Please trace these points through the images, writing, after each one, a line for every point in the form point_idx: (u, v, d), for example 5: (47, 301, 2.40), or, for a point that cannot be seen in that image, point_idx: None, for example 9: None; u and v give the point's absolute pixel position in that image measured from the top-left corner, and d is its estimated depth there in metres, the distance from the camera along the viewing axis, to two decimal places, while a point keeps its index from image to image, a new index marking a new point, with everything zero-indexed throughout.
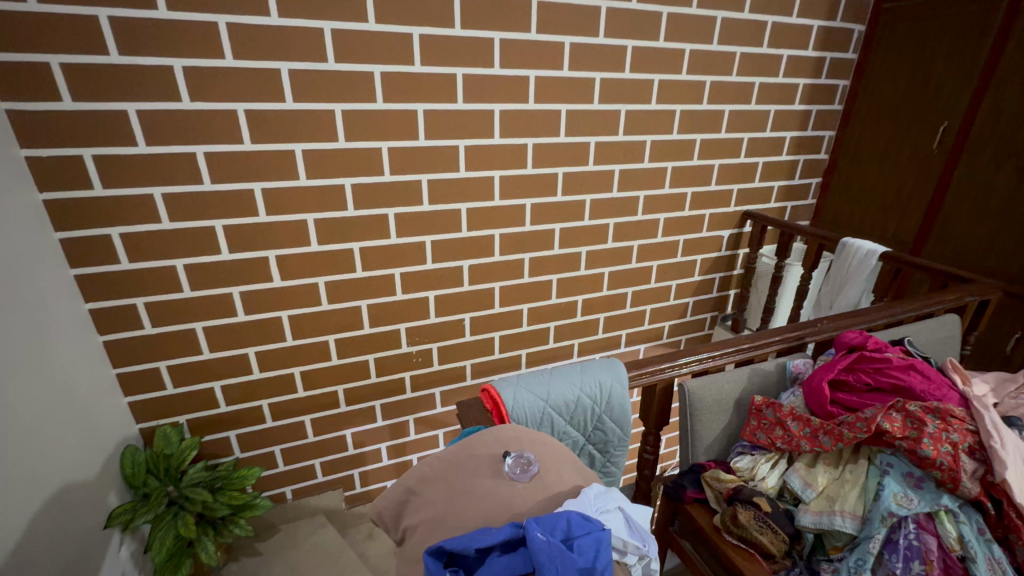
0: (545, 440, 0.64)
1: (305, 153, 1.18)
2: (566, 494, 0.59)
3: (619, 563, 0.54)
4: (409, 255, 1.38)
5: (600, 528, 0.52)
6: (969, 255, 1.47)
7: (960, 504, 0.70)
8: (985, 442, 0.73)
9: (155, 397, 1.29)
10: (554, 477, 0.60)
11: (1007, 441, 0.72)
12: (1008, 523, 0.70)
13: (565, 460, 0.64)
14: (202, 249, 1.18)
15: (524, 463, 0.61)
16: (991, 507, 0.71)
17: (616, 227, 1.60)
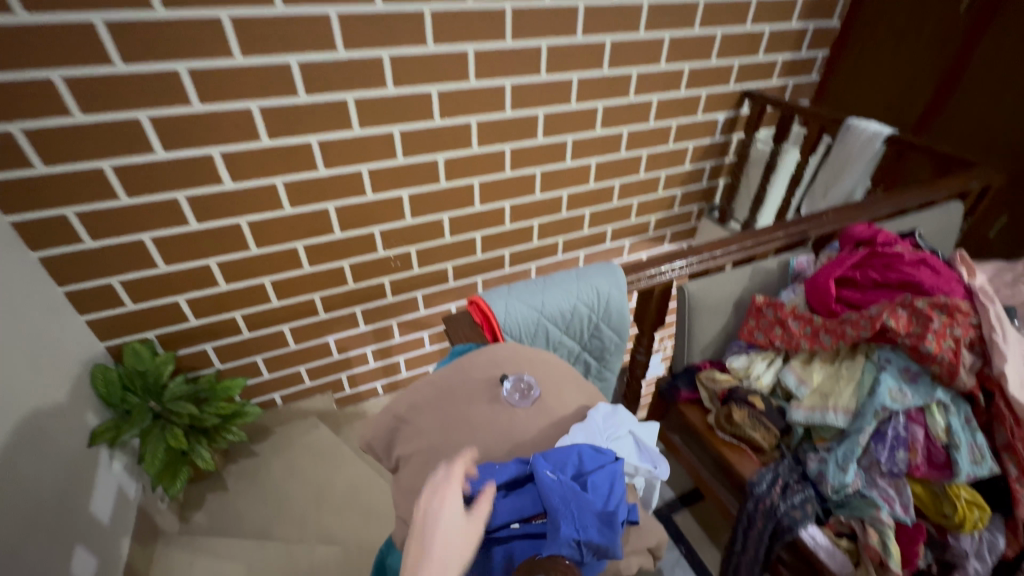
0: (544, 361, 0.63)
1: (236, 21, 0.97)
2: (570, 420, 0.59)
3: (630, 485, 0.57)
4: (376, 148, 1.22)
5: (612, 460, 0.53)
6: (976, 134, 1.39)
7: (953, 397, 0.72)
8: (986, 335, 0.74)
9: (114, 314, 1.20)
10: (556, 402, 0.60)
11: (1009, 333, 0.74)
12: (995, 411, 0.75)
13: (568, 379, 0.63)
14: (131, 147, 1.01)
15: (526, 391, 0.59)
16: (983, 399, 0.76)
17: (605, 111, 1.44)
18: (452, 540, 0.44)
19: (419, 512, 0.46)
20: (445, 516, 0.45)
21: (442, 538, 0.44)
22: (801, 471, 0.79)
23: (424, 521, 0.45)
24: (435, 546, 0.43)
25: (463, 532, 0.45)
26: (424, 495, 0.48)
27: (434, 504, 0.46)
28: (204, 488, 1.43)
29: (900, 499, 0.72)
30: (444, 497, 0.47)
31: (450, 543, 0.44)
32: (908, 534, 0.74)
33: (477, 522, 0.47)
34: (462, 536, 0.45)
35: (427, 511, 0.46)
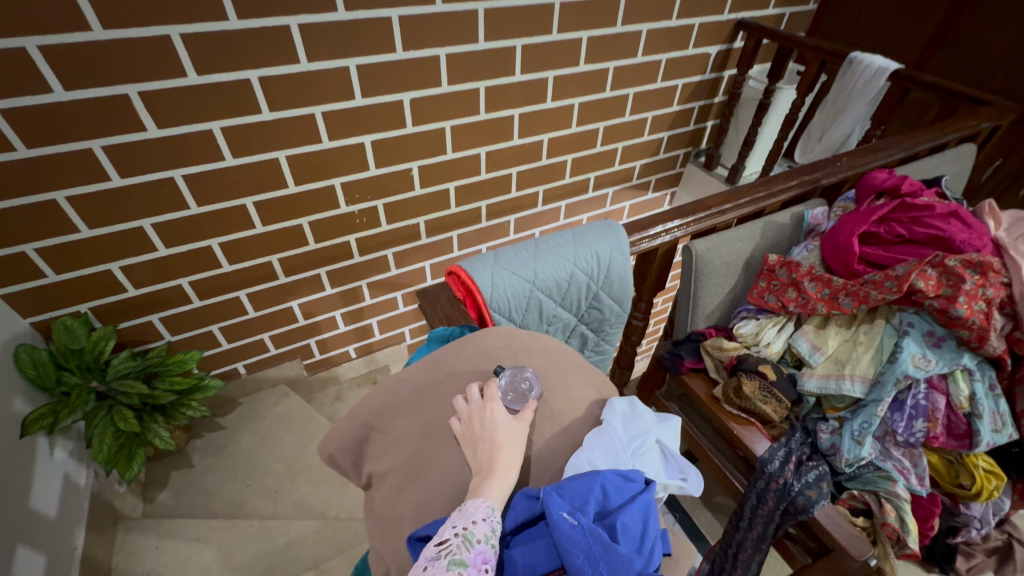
0: (543, 349, 0.59)
1: None
2: (578, 427, 0.56)
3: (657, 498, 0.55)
4: (330, 86, 1.04)
5: (637, 491, 0.49)
6: (981, 69, 1.31)
7: (977, 362, 0.70)
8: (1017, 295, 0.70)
9: (35, 288, 1.03)
10: (562, 402, 0.56)
11: None
12: (1018, 376, 0.72)
13: (573, 370, 0.59)
14: (18, 86, 0.81)
15: (524, 393, 0.55)
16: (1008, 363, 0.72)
17: (590, 43, 1.28)
18: (511, 436, 0.50)
19: (473, 416, 0.51)
20: (501, 418, 0.50)
21: (504, 436, 0.49)
22: (812, 444, 0.77)
23: (480, 430, 0.50)
24: (498, 443, 0.49)
25: (521, 424, 0.51)
26: (470, 400, 0.52)
27: (485, 412, 0.50)
28: (168, 466, 1.34)
29: (914, 470, 0.73)
30: (493, 407, 0.50)
31: (512, 437, 0.50)
32: (924, 506, 0.76)
33: (530, 412, 0.52)
34: (518, 432, 0.51)
35: (481, 415, 0.50)
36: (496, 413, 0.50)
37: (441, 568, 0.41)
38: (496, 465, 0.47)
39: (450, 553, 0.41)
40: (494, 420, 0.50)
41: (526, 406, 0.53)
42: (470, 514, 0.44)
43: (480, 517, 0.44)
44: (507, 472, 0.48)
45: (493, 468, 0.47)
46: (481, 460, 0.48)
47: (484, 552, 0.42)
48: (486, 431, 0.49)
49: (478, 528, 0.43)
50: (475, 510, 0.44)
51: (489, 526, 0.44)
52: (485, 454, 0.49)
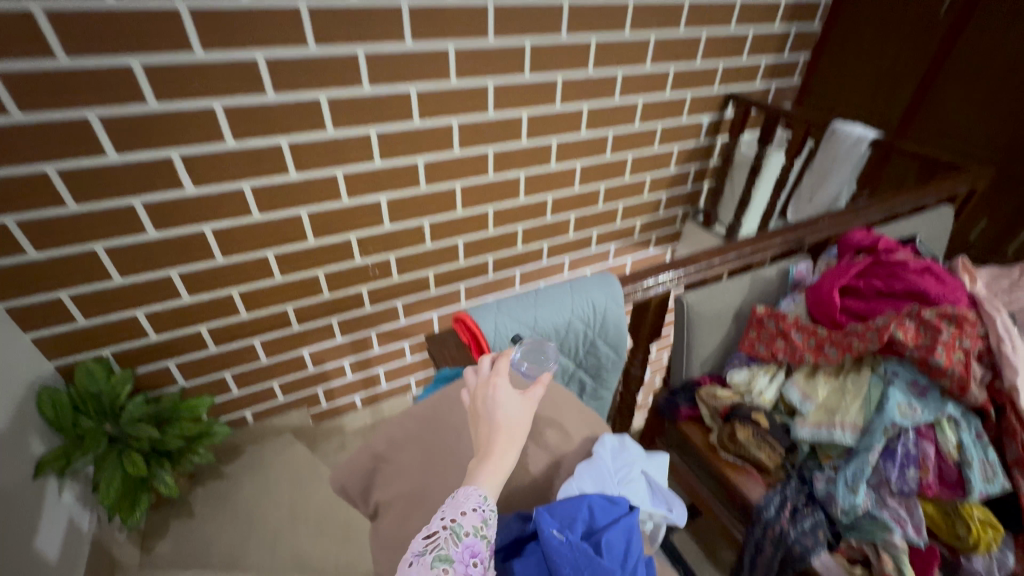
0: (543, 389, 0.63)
1: (194, 12, 0.89)
2: (576, 458, 0.59)
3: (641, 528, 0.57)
4: (352, 150, 1.15)
5: (624, 512, 0.51)
6: (957, 136, 1.39)
7: (963, 412, 0.72)
8: (994, 346, 0.74)
9: (64, 332, 1.09)
10: (559, 438, 0.60)
11: (1017, 342, 0.74)
12: (1004, 426, 0.74)
13: (569, 408, 0.63)
14: (78, 150, 0.92)
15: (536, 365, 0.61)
16: (993, 413, 0.75)
17: (590, 113, 1.40)
18: (513, 415, 0.51)
19: (479, 397, 0.53)
20: (505, 403, 0.51)
21: (505, 420, 0.50)
22: (808, 492, 0.77)
23: (482, 408, 0.52)
24: (498, 422, 0.50)
25: (525, 411, 0.52)
26: (480, 381, 0.54)
27: (488, 390, 0.52)
28: (168, 514, 1.33)
29: (912, 520, 0.71)
30: (495, 386, 0.52)
31: (514, 424, 0.50)
32: (921, 557, 0.70)
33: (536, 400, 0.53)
34: (522, 411, 0.52)
35: (486, 397, 0.52)
36: (500, 397, 0.52)
37: (427, 563, 0.43)
38: (493, 447, 0.49)
39: (436, 549, 0.44)
40: (497, 404, 0.51)
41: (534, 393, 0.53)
42: (462, 503, 0.46)
43: (471, 507, 0.45)
44: (502, 461, 0.49)
45: (489, 447, 0.49)
46: (482, 439, 0.50)
47: (472, 546, 0.44)
48: (488, 415, 0.51)
49: (467, 522, 0.45)
50: (467, 499, 0.46)
51: (480, 517, 0.45)
52: (485, 439, 0.50)
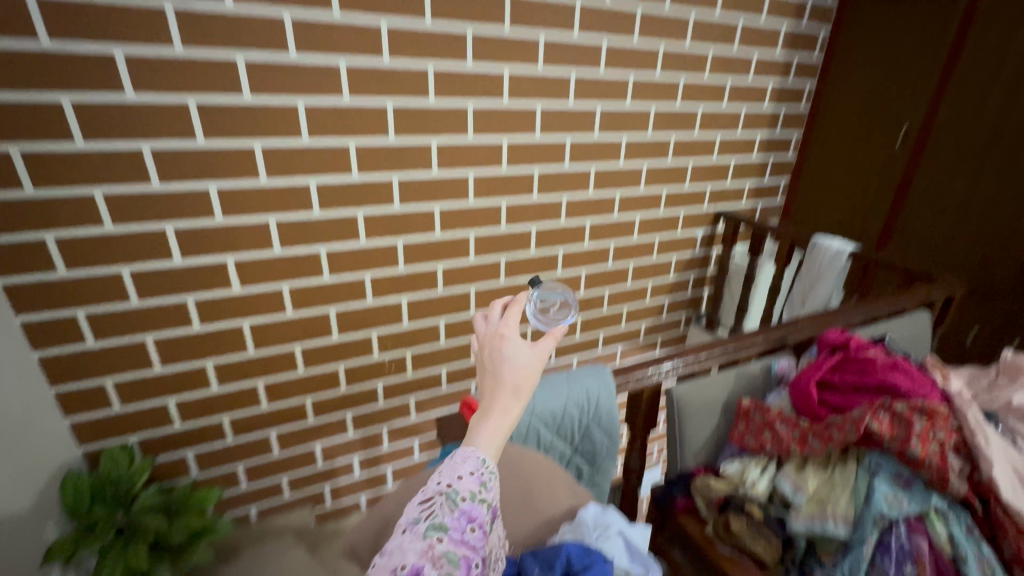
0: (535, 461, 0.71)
1: (266, 150, 1.11)
2: (560, 519, 0.67)
3: None
4: (380, 257, 1.32)
5: (601, 559, 0.56)
6: (933, 249, 1.52)
7: (949, 504, 0.75)
8: (969, 439, 0.79)
9: (98, 418, 1.16)
10: (547, 500, 0.68)
11: (988, 437, 0.79)
12: (994, 519, 0.77)
13: (558, 478, 0.70)
14: (151, 254, 1.09)
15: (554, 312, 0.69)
16: (980, 506, 0.77)
17: (592, 227, 1.59)
18: (518, 372, 0.53)
19: (486, 351, 0.55)
20: (510, 359, 0.52)
21: (509, 380, 0.52)
22: None
23: (490, 361, 0.54)
24: (503, 379, 0.52)
25: (531, 367, 0.53)
26: (488, 330, 0.56)
27: (496, 346, 0.54)
28: None
29: None
30: (503, 343, 0.54)
31: (518, 377, 0.53)
32: None
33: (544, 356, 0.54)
34: (529, 364, 0.53)
35: (492, 352, 0.54)
36: (505, 353, 0.53)
37: (422, 529, 0.48)
38: (495, 402, 0.52)
39: (431, 518, 0.48)
40: (502, 360, 0.53)
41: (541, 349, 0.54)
42: (460, 468, 0.50)
43: (469, 471, 0.50)
44: (502, 421, 0.52)
45: (492, 400, 0.52)
46: (487, 392, 0.53)
47: (467, 512, 0.49)
48: (493, 371, 0.53)
49: (463, 487, 0.50)
50: (465, 464, 0.51)
51: (477, 479, 0.50)
52: (489, 395, 0.53)
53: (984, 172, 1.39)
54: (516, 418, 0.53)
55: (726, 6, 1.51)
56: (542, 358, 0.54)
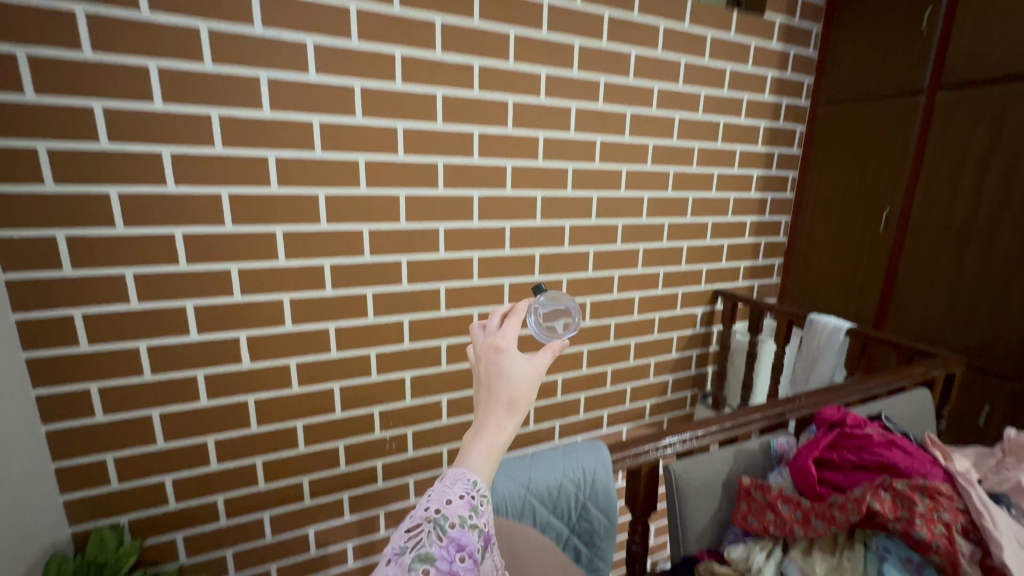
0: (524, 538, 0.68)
1: (287, 235, 1.21)
2: None
3: None
4: (386, 334, 1.37)
5: None
6: (930, 328, 1.55)
7: None
8: (977, 521, 0.79)
9: (94, 496, 1.15)
10: None
11: (996, 517, 0.79)
12: None
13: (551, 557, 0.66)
14: (170, 330, 1.14)
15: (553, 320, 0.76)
16: None
17: (592, 305, 1.66)
18: (515, 384, 0.57)
19: (484, 364, 0.60)
20: (508, 372, 0.57)
21: (506, 392, 0.57)
22: None
23: (488, 374, 0.58)
24: (501, 390, 0.57)
25: (526, 380, 0.58)
26: (488, 343, 0.61)
27: (495, 360, 0.59)
28: None
29: None
30: (502, 357, 0.59)
31: (516, 390, 0.57)
32: None
33: (539, 371, 0.59)
34: (526, 378, 0.58)
35: (491, 365, 0.59)
36: (503, 366, 0.58)
37: (407, 561, 0.47)
38: (492, 414, 0.56)
39: (418, 548, 0.48)
40: (500, 373, 0.58)
41: (537, 363, 0.59)
42: (449, 492, 0.52)
43: (458, 494, 0.51)
44: (497, 433, 0.56)
45: (489, 413, 0.56)
46: (484, 404, 0.57)
47: (455, 540, 0.49)
48: (490, 384, 0.58)
49: (452, 512, 0.50)
50: (454, 489, 0.52)
51: (467, 503, 0.51)
52: (485, 407, 0.57)
53: (966, 254, 1.45)
54: (510, 432, 0.57)
55: (708, 108, 1.69)
56: (539, 373, 0.59)
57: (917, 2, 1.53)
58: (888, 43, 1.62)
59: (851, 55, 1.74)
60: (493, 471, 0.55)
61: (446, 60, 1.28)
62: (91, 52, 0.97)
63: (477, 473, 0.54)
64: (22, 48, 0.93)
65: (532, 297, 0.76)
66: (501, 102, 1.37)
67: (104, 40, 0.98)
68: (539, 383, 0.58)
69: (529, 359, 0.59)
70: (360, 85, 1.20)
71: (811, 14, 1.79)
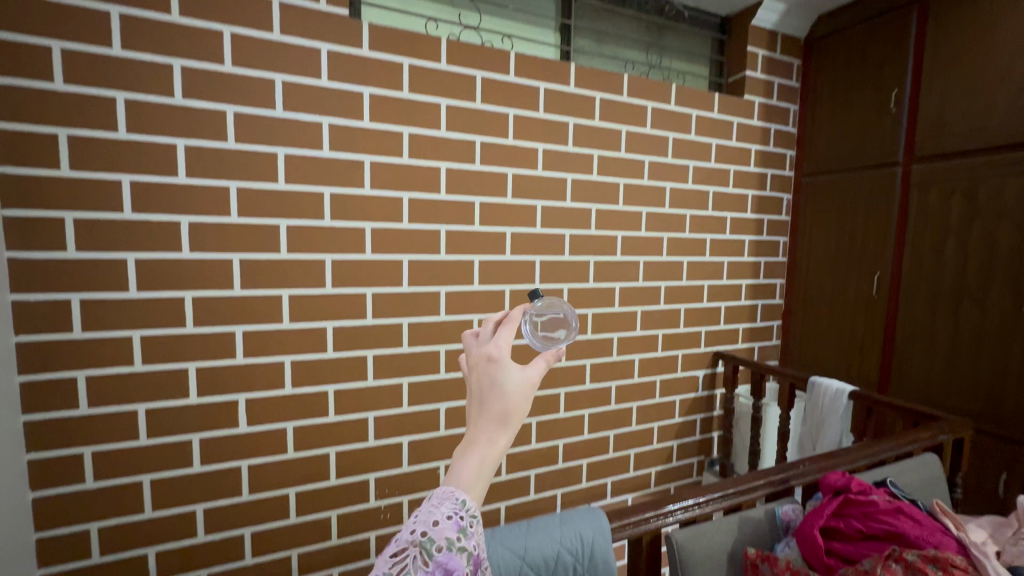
0: None
1: (292, 298, 1.25)
2: None
3: None
4: (385, 397, 1.38)
5: None
6: (934, 391, 1.54)
7: None
8: None
9: (73, 570, 1.10)
10: None
11: None
12: None
13: None
14: (170, 392, 1.15)
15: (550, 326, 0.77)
16: None
17: (592, 368, 1.66)
18: (507, 399, 0.55)
19: (476, 374, 0.58)
20: (500, 386, 0.56)
21: (498, 405, 0.55)
22: None
23: (479, 388, 0.57)
24: (492, 405, 0.55)
25: (519, 392, 0.56)
26: (480, 353, 0.59)
27: (487, 372, 0.57)
28: None
29: None
30: (494, 369, 0.57)
31: (507, 404, 0.55)
32: None
33: (532, 382, 0.57)
34: (519, 391, 0.56)
35: (482, 375, 0.57)
36: (495, 377, 0.56)
37: None
38: (483, 431, 0.54)
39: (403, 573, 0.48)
40: (492, 385, 0.56)
41: (531, 374, 0.57)
42: (436, 512, 0.51)
43: (445, 514, 0.51)
44: (488, 449, 0.54)
45: (479, 429, 0.55)
46: (475, 420, 0.55)
47: (443, 564, 0.49)
48: (482, 396, 0.56)
49: (438, 534, 0.50)
50: (441, 508, 0.51)
51: (454, 525, 0.50)
52: (476, 421, 0.56)
53: (959, 316, 1.47)
54: (502, 448, 0.55)
55: (697, 178, 1.79)
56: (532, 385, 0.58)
57: (883, 85, 1.66)
58: (860, 120, 1.74)
59: (828, 130, 1.86)
60: (485, 487, 0.54)
61: (450, 137, 1.39)
62: (125, 132, 1.07)
63: (467, 490, 0.53)
64: (63, 129, 1.02)
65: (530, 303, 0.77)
66: (501, 174, 1.46)
67: (138, 122, 1.08)
68: (533, 395, 0.57)
69: (522, 369, 0.57)
70: (369, 160, 1.30)
71: (788, 95, 1.94)
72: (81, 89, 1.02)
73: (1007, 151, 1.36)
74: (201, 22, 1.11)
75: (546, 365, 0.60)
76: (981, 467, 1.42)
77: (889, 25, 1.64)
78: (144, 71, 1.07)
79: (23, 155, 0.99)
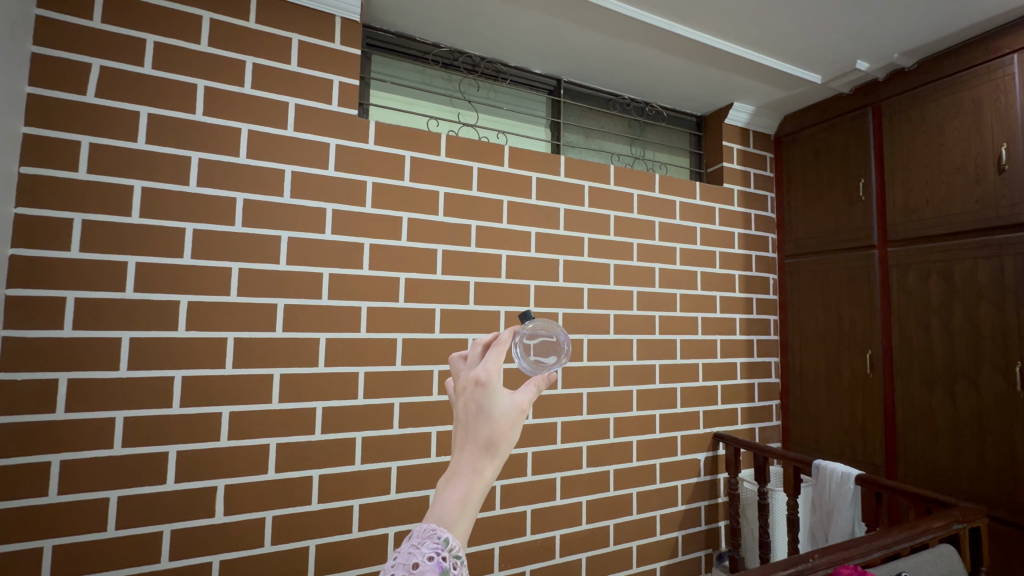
0: None
1: (284, 376, 1.24)
2: None
3: None
4: (371, 483, 1.32)
5: None
6: (944, 476, 1.48)
7: None
8: None
9: None
10: None
11: None
12: None
13: None
14: (147, 477, 1.10)
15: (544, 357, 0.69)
16: None
17: (589, 450, 1.61)
18: (494, 425, 0.53)
19: (463, 400, 0.56)
20: (487, 412, 0.53)
21: (484, 432, 0.53)
22: None
23: (467, 414, 0.54)
24: (479, 433, 0.53)
25: (506, 420, 0.53)
26: (467, 378, 0.57)
27: (473, 396, 0.55)
28: None
29: None
30: (479, 395, 0.54)
31: (494, 431, 0.53)
32: None
33: (521, 408, 0.54)
34: (506, 417, 0.53)
35: (469, 401, 0.55)
36: (482, 403, 0.54)
37: None
38: (468, 461, 0.52)
39: None
40: (479, 411, 0.54)
41: (520, 400, 0.55)
42: (416, 554, 0.47)
43: (425, 555, 0.47)
44: (474, 481, 0.51)
45: (465, 458, 0.52)
46: (461, 449, 0.53)
47: None
48: (469, 422, 0.54)
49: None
50: (422, 549, 0.48)
51: (436, 567, 0.46)
52: (461, 449, 0.53)
53: (956, 395, 1.46)
54: (488, 480, 0.52)
55: (685, 259, 1.86)
56: (523, 409, 0.55)
57: (850, 175, 1.79)
58: (833, 206, 1.85)
59: (804, 215, 1.97)
60: (469, 523, 0.51)
61: (447, 222, 1.46)
62: (138, 217, 1.12)
63: (450, 528, 0.50)
64: (80, 215, 1.07)
65: (519, 325, 0.69)
66: (495, 255, 1.52)
67: (152, 208, 1.14)
68: (521, 422, 0.54)
69: (512, 395, 0.55)
70: (369, 243, 1.36)
71: (764, 183, 2.08)
72: (102, 178, 1.10)
73: (973, 235, 1.45)
74: (222, 120, 1.22)
75: (537, 391, 0.57)
76: (1006, 561, 1.33)
77: (848, 124, 1.81)
78: (165, 162, 1.15)
79: (37, 237, 1.04)
